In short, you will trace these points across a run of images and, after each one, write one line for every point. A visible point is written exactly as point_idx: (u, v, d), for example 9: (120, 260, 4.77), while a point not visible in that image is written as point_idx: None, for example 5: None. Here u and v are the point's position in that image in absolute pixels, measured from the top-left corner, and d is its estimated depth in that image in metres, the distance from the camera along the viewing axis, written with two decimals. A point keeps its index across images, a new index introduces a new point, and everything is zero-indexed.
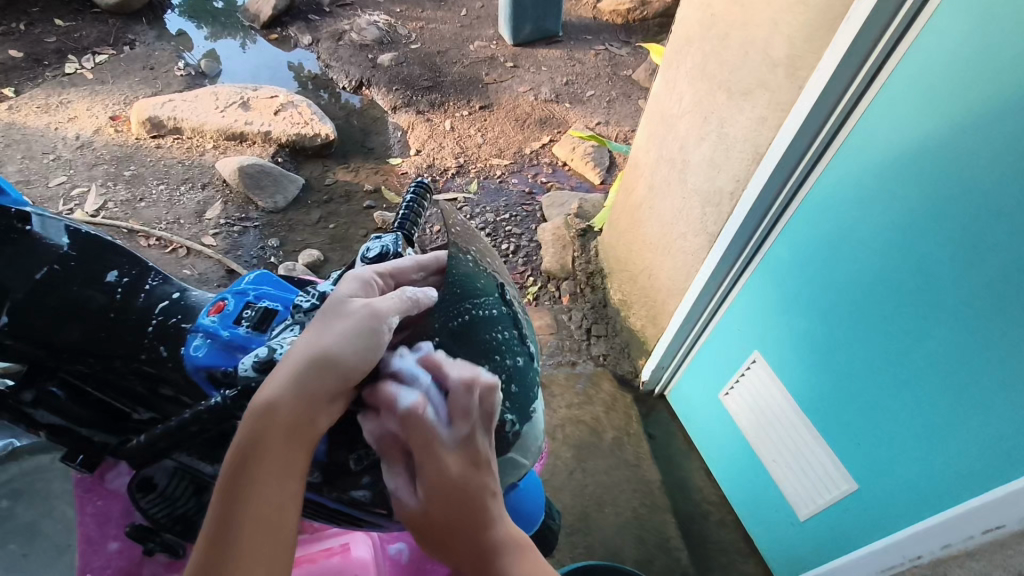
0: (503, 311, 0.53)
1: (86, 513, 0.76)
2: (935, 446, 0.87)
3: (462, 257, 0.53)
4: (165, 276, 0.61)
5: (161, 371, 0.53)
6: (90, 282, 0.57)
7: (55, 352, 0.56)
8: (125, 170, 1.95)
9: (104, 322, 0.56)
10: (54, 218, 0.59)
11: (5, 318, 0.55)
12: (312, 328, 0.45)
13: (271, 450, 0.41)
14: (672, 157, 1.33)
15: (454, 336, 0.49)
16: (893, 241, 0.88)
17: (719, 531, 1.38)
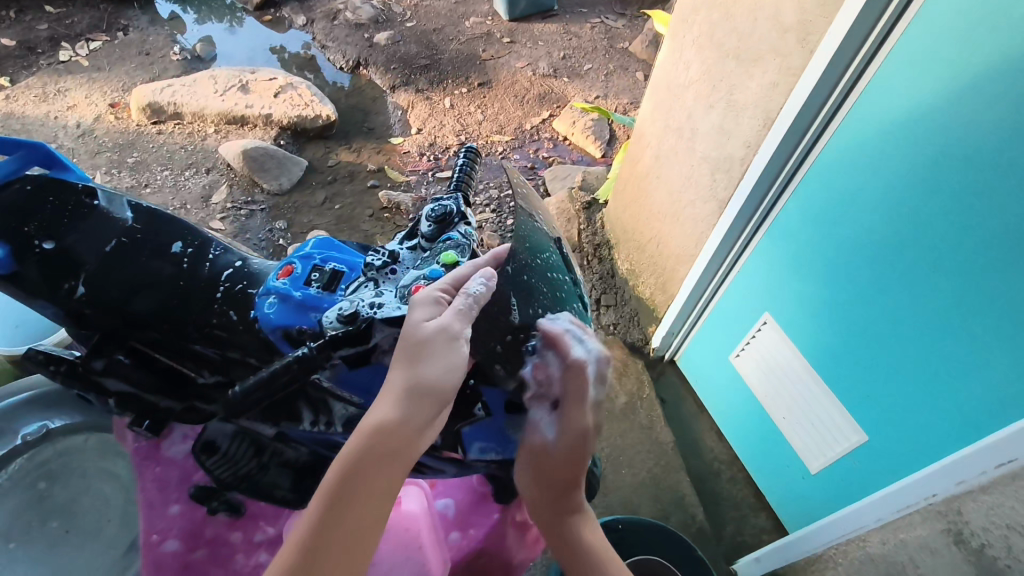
0: (560, 269, 0.53)
1: (146, 480, 0.79)
2: (943, 394, 0.92)
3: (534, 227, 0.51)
4: (225, 246, 0.64)
5: (234, 335, 0.56)
6: (157, 252, 0.60)
7: (130, 320, 0.59)
8: (128, 157, 1.95)
9: (175, 290, 0.59)
10: (118, 195, 0.62)
11: (82, 289, 0.58)
12: (400, 351, 0.46)
13: (374, 468, 0.46)
14: (679, 126, 1.35)
15: (523, 294, 0.47)
16: (902, 198, 0.91)
17: (730, 488, 1.44)
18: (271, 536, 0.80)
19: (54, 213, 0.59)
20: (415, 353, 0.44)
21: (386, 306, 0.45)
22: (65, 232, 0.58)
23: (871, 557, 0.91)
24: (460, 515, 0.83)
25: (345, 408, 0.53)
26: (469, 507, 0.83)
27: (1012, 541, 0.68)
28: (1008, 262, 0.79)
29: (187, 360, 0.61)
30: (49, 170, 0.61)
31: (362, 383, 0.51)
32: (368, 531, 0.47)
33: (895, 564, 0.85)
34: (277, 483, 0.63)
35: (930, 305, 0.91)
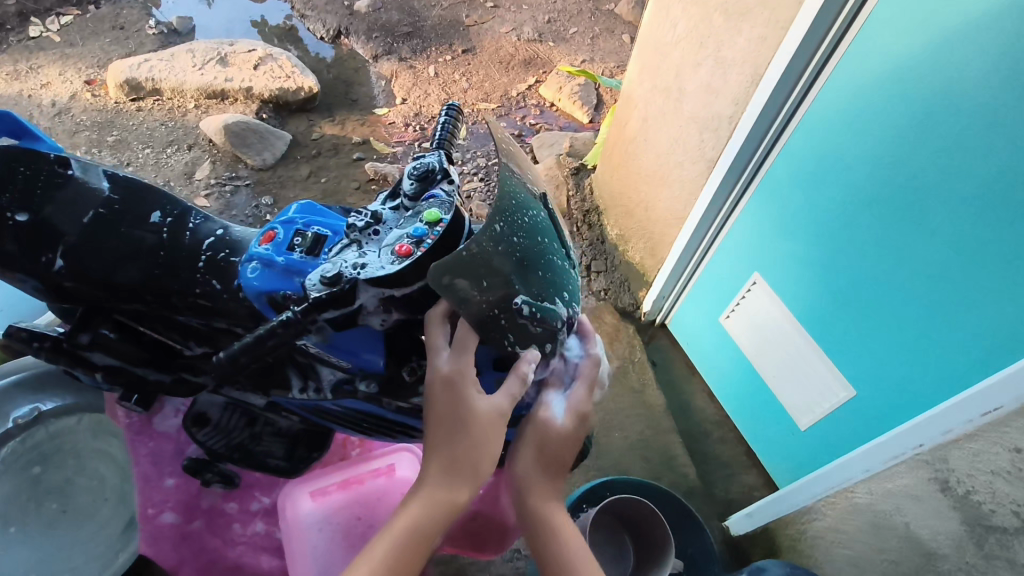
0: (551, 229, 0.48)
1: (140, 454, 0.88)
2: (930, 345, 0.93)
3: (510, 176, 0.45)
4: (205, 215, 0.62)
5: (218, 303, 0.56)
6: (137, 222, 0.58)
7: (113, 292, 0.57)
8: (107, 136, 1.90)
9: (156, 260, 0.57)
10: (93, 164, 0.59)
11: (60, 262, 0.56)
12: (439, 410, 0.48)
13: (431, 525, 0.51)
14: (667, 86, 1.33)
15: (512, 258, 0.42)
16: (894, 151, 0.90)
17: (721, 447, 1.46)
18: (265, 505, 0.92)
19: (26, 183, 0.56)
20: (474, 434, 0.48)
21: (370, 266, 0.42)
22: (41, 203, 0.56)
23: (857, 507, 0.94)
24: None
25: (333, 372, 0.52)
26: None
27: (996, 486, 0.73)
28: (997, 210, 0.79)
29: (175, 331, 0.61)
30: (20, 140, 0.60)
31: (350, 345, 0.50)
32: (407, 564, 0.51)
33: (881, 512, 0.89)
34: (270, 453, 0.65)
35: (919, 258, 0.91)
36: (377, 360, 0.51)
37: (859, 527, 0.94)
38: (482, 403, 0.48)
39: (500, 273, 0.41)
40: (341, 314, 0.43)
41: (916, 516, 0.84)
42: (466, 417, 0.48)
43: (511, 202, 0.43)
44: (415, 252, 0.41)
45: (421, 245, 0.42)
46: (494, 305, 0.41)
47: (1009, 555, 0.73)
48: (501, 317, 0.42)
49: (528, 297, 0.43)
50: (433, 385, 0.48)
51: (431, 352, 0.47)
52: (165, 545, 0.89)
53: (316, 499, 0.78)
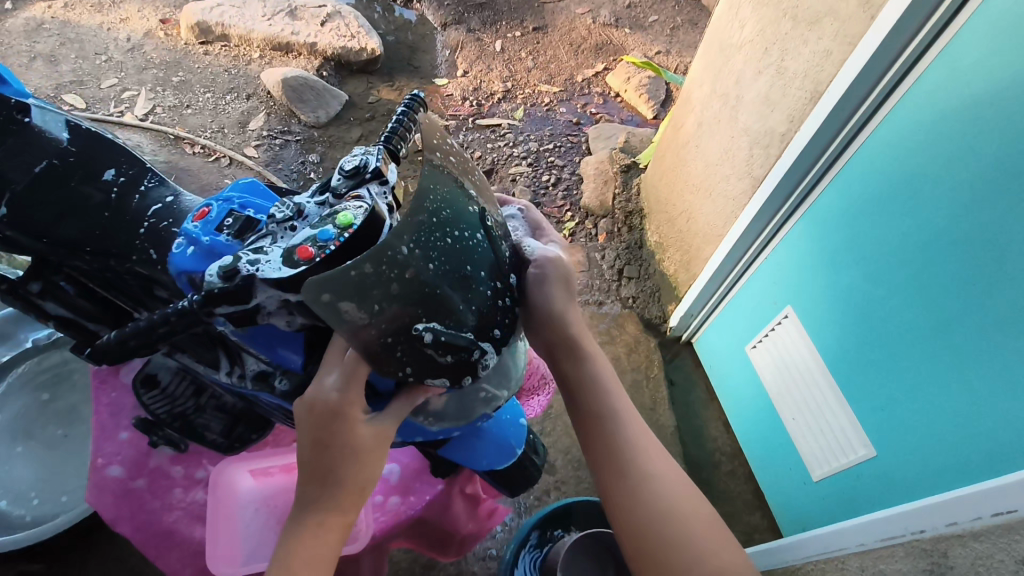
0: (488, 254, 0.42)
1: (102, 404, 0.85)
2: (959, 420, 0.83)
3: (441, 188, 0.40)
4: (162, 177, 0.60)
5: (153, 272, 0.55)
6: (88, 177, 0.57)
7: (55, 246, 0.56)
8: (173, 76, 1.95)
9: (100, 221, 0.56)
10: (55, 112, 0.58)
11: (5, 209, 0.54)
12: (318, 432, 0.46)
13: (314, 546, 0.50)
14: (725, 92, 1.24)
15: (421, 284, 0.37)
16: (951, 200, 0.80)
17: (728, 481, 1.38)
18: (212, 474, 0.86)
19: None
20: (360, 458, 0.48)
21: (267, 265, 0.38)
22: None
23: None
24: (403, 480, 0.88)
25: (258, 363, 0.49)
26: (412, 475, 0.88)
27: None
28: None
29: (125, 296, 0.59)
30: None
31: (265, 340, 0.47)
32: None
33: None
34: (209, 428, 0.64)
35: (963, 325, 0.81)
36: (294, 359, 0.47)
37: None
38: (365, 429, 0.46)
39: (400, 297, 0.36)
40: (242, 310, 0.39)
41: None
42: (349, 444, 0.47)
43: (431, 218, 0.38)
44: (318, 256, 0.37)
45: (325, 250, 0.38)
46: (391, 333, 0.37)
47: None
48: (397, 348, 0.37)
49: (436, 325, 0.38)
50: (310, 405, 0.45)
51: (322, 371, 0.45)
52: (108, 497, 0.81)
53: (258, 478, 0.81)
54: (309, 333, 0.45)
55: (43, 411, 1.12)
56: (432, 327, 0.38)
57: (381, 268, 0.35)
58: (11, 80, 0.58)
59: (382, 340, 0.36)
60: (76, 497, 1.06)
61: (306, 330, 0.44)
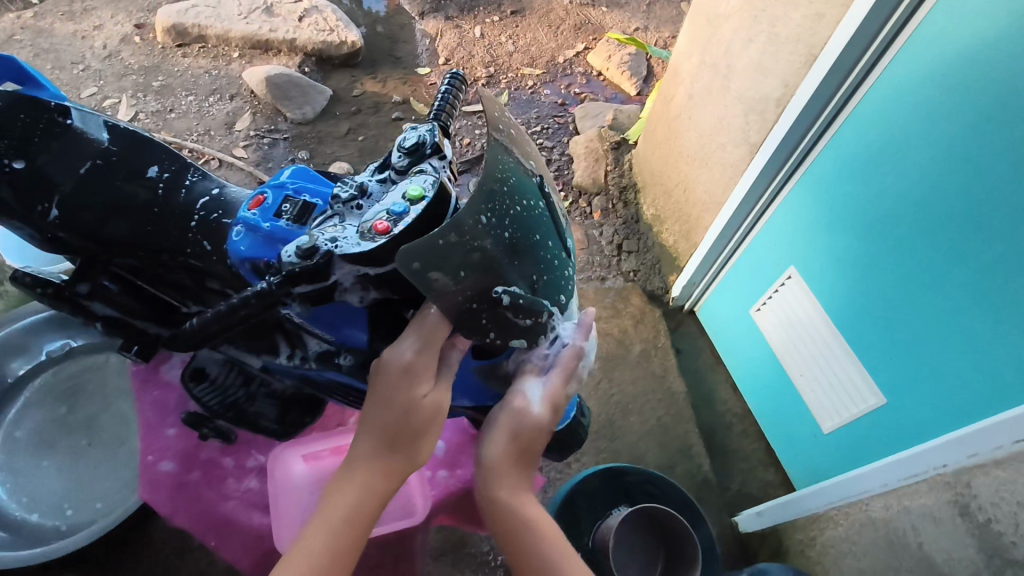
0: (548, 223, 0.45)
1: (146, 402, 0.93)
2: (966, 362, 0.87)
3: (508, 162, 0.42)
4: (201, 172, 0.66)
5: (207, 264, 0.61)
6: (132, 177, 0.61)
7: (107, 244, 0.62)
8: (154, 81, 1.93)
9: (149, 217, 0.61)
10: (93, 113, 0.61)
11: (56, 211, 0.59)
12: (385, 393, 0.48)
13: (367, 512, 0.53)
14: (715, 62, 1.26)
15: (497, 253, 0.39)
16: (948, 150, 0.83)
17: (740, 441, 1.42)
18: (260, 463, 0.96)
19: (24, 130, 0.57)
20: (417, 426, 0.50)
21: (345, 241, 0.40)
22: (37, 152, 0.57)
23: (871, 522, 0.90)
24: None
25: (320, 344, 0.52)
26: None
27: (1021, 519, 0.69)
28: None
29: (172, 289, 0.66)
30: (22, 87, 0.61)
31: (331, 319, 0.49)
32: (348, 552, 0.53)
33: (896, 529, 0.85)
34: (263, 414, 0.68)
35: (966, 268, 0.85)
36: (360, 335, 0.50)
37: (871, 542, 0.90)
38: (427, 398, 0.49)
39: (482, 264, 0.38)
40: (320, 286, 0.41)
41: (931, 539, 0.80)
42: (408, 408, 0.49)
43: (504, 187, 0.40)
44: (394, 230, 0.39)
45: (400, 223, 0.40)
46: (472, 297, 0.39)
47: None
48: (477, 314, 0.40)
49: (510, 288, 0.40)
50: (384, 367, 0.48)
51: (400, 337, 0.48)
52: (161, 492, 0.90)
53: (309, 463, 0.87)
54: (378, 308, 0.47)
55: (60, 426, 1.11)
56: (509, 292, 0.40)
57: (465, 240, 0.37)
58: (47, 85, 0.62)
59: (468, 305, 0.39)
60: (111, 503, 1.08)
61: (373, 306, 0.47)
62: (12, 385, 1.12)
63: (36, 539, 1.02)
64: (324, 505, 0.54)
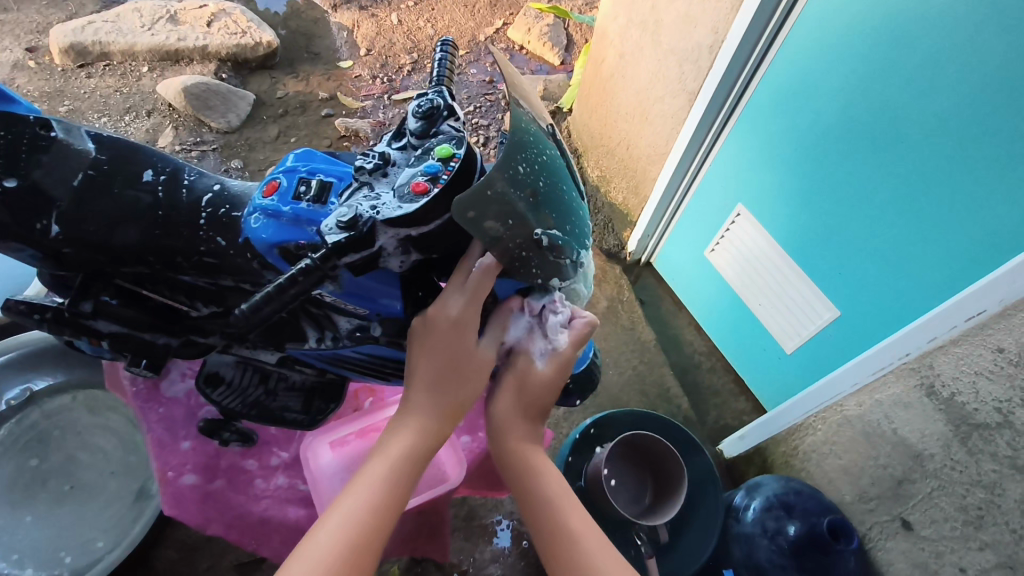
0: (566, 170, 0.52)
1: (153, 420, 1.00)
2: (910, 261, 0.97)
3: (529, 122, 0.48)
4: (196, 170, 0.66)
5: (225, 258, 0.61)
6: (130, 182, 0.62)
7: (115, 256, 0.61)
8: (60, 107, 1.81)
9: (156, 220, 0.61)
10: (75, 127, 0.62)
11: (57, 227, 0.59)
12: (446, 352, 0.57)
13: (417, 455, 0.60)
14: (643, 19, 1.31)
15: (536, 201, 0.45)
16: (865, 76, 0.93)
17: (711, 377, 1.50)
18: (285, 459, 1.02)
19: (11, 147, 0.58)
20: (470, 376, 0.60)
21: (386, 206, 0.42)
22: (28, 167, 0.58)
23: (848, 420, 0.99)
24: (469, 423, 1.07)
25: (350, 320, 0.61)
26: (477, 416, 1.08)
27: (979, 386, 0.78)
28: (961, 126, 0.83)
29: (179, 292, 0.66)
30: None
31: (371, 292, 0.57)
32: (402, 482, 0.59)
33: (871, 422, 0.95)
34: (288, 406, 0.76)
35: (893, 179, 0.94)
36: (396, 305, 0.59)
37: (849, 439, 0.99)
38: (480, 349, 0.59)
39: (523, 213, 0.44)
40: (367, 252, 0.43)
41: (904, 423, 0.89)
42: (467, 363, 0.59)
43: (532, 137, 0.46)
44: (432, 189, 0.42)
45: (437, 181, 0.42)
46: (520, 243, 0.45)
47: (991, 448, 0.77)
48: (525, 256, 0.45)
49: (547, 229, 0.46)
50: (432, 325, 0.56)
51: (446, 296, 0.55)
52: (190, 504, 0.96)
53: (335, 449, 0.96)
54: (414, 270, 0.55)
55: (36, 474, 1.06)
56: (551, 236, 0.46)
57: (511, 192, 0.43)
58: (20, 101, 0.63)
59: (519, 250, 0.44)
60: (112, 539, 1.04)
61: (409, 268, 0.55)
62: None
63: None
64: (383, 447, 0.60)
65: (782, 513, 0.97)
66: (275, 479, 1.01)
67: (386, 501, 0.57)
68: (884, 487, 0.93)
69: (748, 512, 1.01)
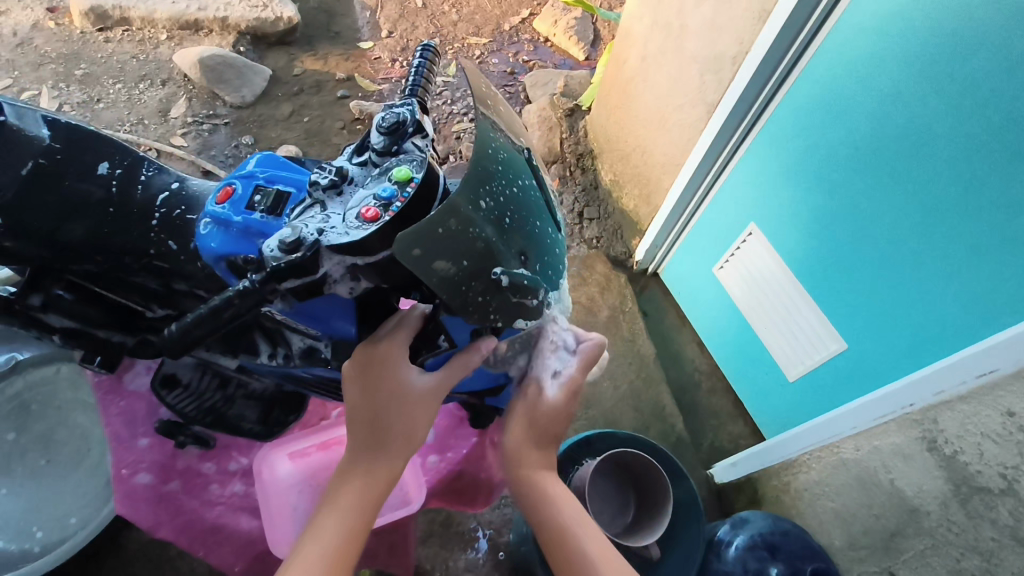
0: (541, 200, 0.49)
1: (112, 413, 0.94)
2: (925, 305, 0.91)
3: (503, 146, 0.46)
4: (155, 165, 0.68)
5: (176, 265, 0.65)
6: (84, 175, 0.64)
7: (63, 252, 0.64)
8: (76, 69, 1.80)
9: (105, 217, 0.64)
10: (30, 109, 0.62)
11: (1, 220, 0.61)
12: (381, 384, 0.55)
13: (365, 503, 0.58)
14: (669, 21, 1.25)
15: (501, 237, 0.43)
16: (891, 105, 0.87)
17: (709, 397, 1.46)
18: (244, 466, 0.98)
19: None
20: (406, 409, 0.57)
21: (333, 231, 0.39)
22: None
23: (843, 463, 0.95)
24: (439, 440, 1.03)
25: (303, 340, 0.60)
26: (449, 432, 1.03)
27: (984, 448, 0.73)
28: (990, 170, 0.78)
29: (135, 294, 0.69)
30: None
31: (324, 314, 0.56)
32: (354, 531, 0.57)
33: (867, 468, 0.90)
34: (244, 415, 0.79)
35: (912, 216, 0.89)
36: (349, 327, 0.57)
37: (843, 483, 0.95)
38: (419, 381, 0.56)
39: (483, 251, 0.41)
40: (304, 263, 0.39)
41: (902, 474, 0.85)
42: (402, 395, 0.56)
43: (499, 166, 0.43)
44: (384, 216, 0.39)
45: (390, 208, 0.40)
46: (478, 287, 0.42)
47: (992, 515, 0.72)
48: (480, 296, 0.42)
49: (507, 268, 0.43)
50: (372, 359, 0.54)
51: (392, 336, 0.54)
52: (142, 505, 0.92)
53: (294, 461, 0.94)
54: (367, 295, 0.52)
55: (15, 446, 1.05)
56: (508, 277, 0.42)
57: (464, 228, 0.39)
58: None
59: (470, 292, 0.41)
60: (85, 516, 1.03)
61: (361, 295, 0.53)
62: None
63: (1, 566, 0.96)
64: (333, 495, 0.59)
65: (766, 554, 0.93)
66: (232, 485, 0.97)
67: (339, 551, 0.56)
68: (876, 538, 0.88)
69: (730, 548, 0.97)
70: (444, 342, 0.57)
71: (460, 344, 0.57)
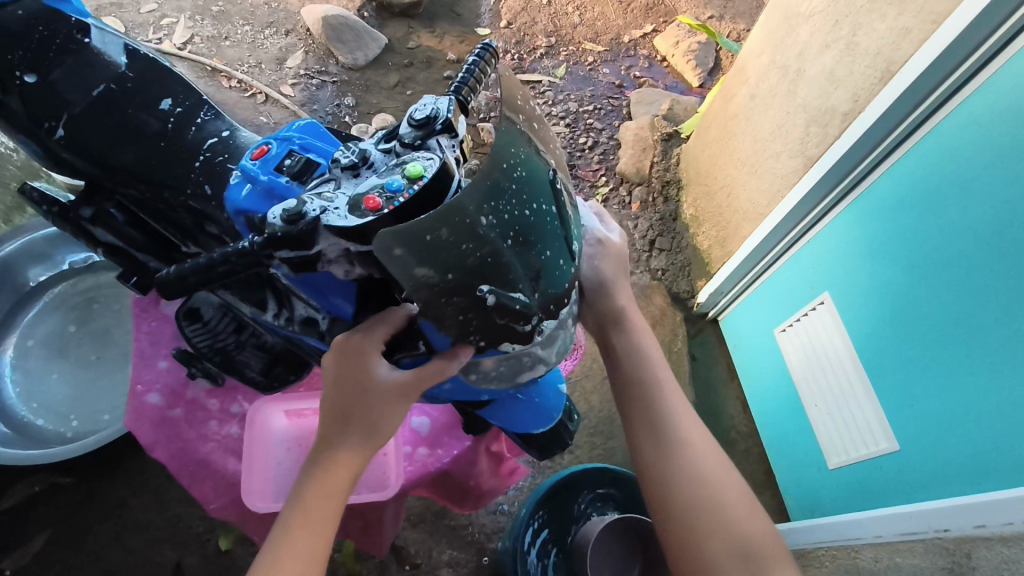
0: (558, 230, 0.50)
1: (142, 331, 1.01)
2: (995, 427, 0.80)
3: (524, 164, 0.48)
4: (215, 111, 0.75)
5: (206, 208, 0.72)
6: (145, 107, 0.72)
7: (110, 173, 0.73)
8: (212, 6, 1.92)
9: (155, 149, 0.72)
10: (115, 40, 0.72)
11: (62, 132, 0.71)
12: (351, 371, 0.57)
13: (329, 492, 0.60)
14: (786, 63, 1.18)
15: (499, 257, 0.45)
16: (1003, 199, 0.78)
17: (740, 459, 1.38)
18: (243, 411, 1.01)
19: (43, 44, 0.69)
20: (373, 402, 0.58)
21: (334, 213, 0.43)
22: (51, 69, 0.69)
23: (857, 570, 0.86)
24: (433, 434, 1.00)
25: (306, 308, 0.62)
26: (444, 429, 1.00)
27: None
28: None
29: (172, 227, 0.79)
30: None
31: (322, 288, 0.57)
32: (316, 518, 0.59)
33: None
34: (248, 362, 0.87)
35: (999, 327, 0.79)
36: (346, 307, 0.58)
37: None
38: (387, 376, 0.57)
39: (475, 267, 0.44)
40: (305, 232, 0.42)
41: None
42: (370, 387, 0.57)
43: (510, 184, 0.46)
44: (384, 208, 0.43)
45: (392, 202, 0.43)
46: (462, 302, 0.45)
47: None
48: (464, 309, 0.45)
49: (496, 288, 0.45)
50: (346, 349, 0.57)
51: (368, 331, 0.56)
52: (147, 423, 0.97)
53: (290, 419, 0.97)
54: (365, 286, 0.54)
55: (71, 337, 1.14)
56: (496, 297, 0.45)
57: (458, 241, 0.43)
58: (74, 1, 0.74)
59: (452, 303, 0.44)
60: (116, 416, 1.10)
61: (359, 281, 0.54)
62: (32, 290, 1.15)
63: (35, 441, 1.04)
64: (299, 495, 0.60)
65: None
66: (229, 426, 1.00)
67: (298, 534, 0.58)
68: None
69: None
70: (422, 346, 0.56)
71: (439, 348, 0.55)
